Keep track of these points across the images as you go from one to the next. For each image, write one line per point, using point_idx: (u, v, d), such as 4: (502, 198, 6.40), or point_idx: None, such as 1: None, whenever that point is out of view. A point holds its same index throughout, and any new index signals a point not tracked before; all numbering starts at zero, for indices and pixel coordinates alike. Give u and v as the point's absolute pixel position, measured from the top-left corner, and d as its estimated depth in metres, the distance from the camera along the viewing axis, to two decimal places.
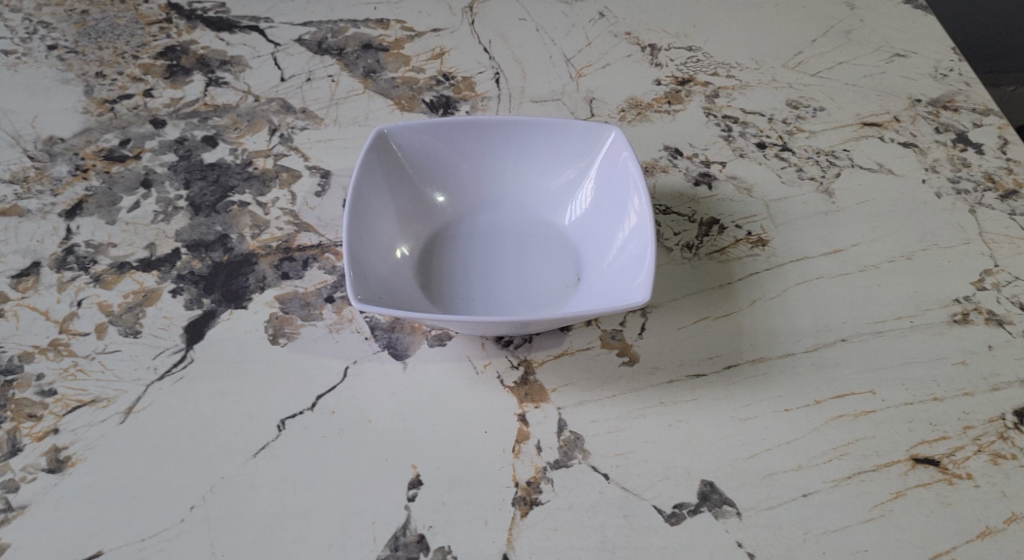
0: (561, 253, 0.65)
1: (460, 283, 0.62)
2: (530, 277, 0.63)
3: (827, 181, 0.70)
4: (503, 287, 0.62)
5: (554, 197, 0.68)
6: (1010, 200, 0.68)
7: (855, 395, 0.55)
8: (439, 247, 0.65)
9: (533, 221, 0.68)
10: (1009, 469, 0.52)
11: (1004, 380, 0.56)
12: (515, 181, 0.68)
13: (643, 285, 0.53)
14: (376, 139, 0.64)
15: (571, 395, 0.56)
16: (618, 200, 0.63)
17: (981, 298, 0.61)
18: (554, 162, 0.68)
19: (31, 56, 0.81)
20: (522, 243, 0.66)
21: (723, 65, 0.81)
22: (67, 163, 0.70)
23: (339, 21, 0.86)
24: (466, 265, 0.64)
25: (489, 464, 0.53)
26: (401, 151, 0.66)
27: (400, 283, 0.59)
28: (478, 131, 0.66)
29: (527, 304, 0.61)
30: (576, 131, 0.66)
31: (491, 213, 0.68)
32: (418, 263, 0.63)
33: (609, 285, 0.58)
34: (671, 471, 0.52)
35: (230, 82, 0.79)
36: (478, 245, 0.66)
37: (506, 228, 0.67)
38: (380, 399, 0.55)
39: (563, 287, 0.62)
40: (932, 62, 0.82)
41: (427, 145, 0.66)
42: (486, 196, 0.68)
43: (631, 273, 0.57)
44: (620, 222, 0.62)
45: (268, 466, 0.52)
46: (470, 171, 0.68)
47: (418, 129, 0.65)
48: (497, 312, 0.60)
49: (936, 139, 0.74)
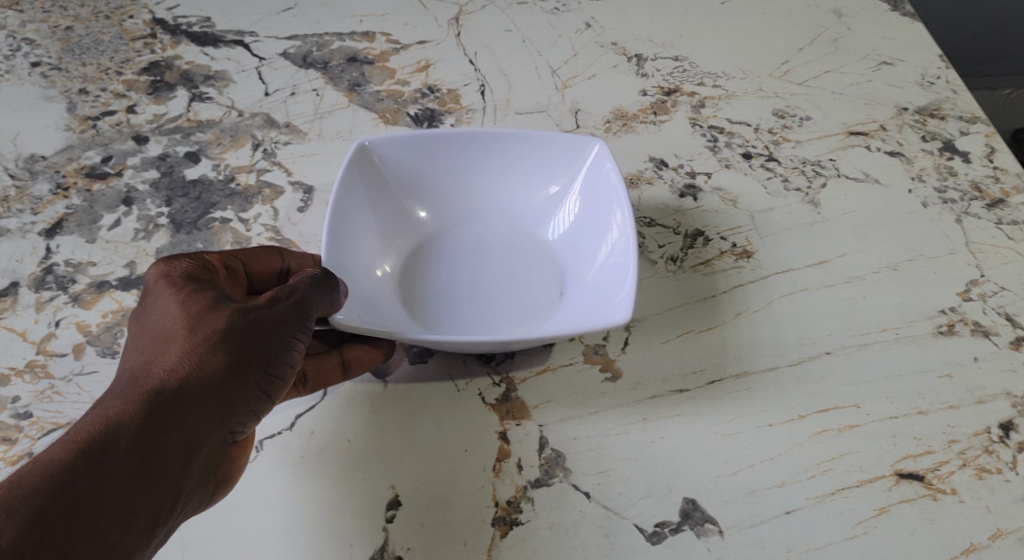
0: (547, 266, 0.64)
1: (443, 297, 0.62)
2: (514, 292, 0.62)
3: (813, 192, 0.70)
4: (486, 301, 0.62)
5: (539, 209, 0.68)
6: (997, 208, 0.68)
7: (840, 409, 0.55)
8: (424, 262, 0.65)
9: (520, 233, 0.67)
10: (994, 483, 0.52)
11: (989, 392, 0.56)
12: (500, 193, 0.68)
13: (623, 303, 0.53)
14: (357, 152, 0.64)
15: (553, 412, 0.56)
16: (603, 213, 0.62)
17: (967, 309, 0.60)
18: (539, 172, 0.67)
19: (13, 74, 0.80)
20: (508, 256, 0.65)
21: (709, 75, 0.81)
22: (48, 182, 0.70)
23: (324, 34, 0.86)
24: (451, 279, 0.63)
25: (469, 483, 0.52)
26: (383, 165, 0.65)
27: (381, 298, 0.59)
28: (460, 143, 0.66)
29: (509, 318, 0.61)
30: (561, 144, 0.66)
31: (476, 225, 0.68)
32: (401, 278, 0.63)
33: (592, 300, 0.58)
34: (653, 489, 0.52)
35: (215, 97, 0.79)
36: (464, 258, 0.65)
37: (491, 241, 0.67)
38: (361, 418, 0.55)
39: (546, 301, 0.62)
40: (919, 70, 0.82)
41: (408, 158, 0.66)
42: (471, 208, 0.68)
43: (613, 287, 0.56)
44: (605, 235, 0.61)
45: (244, 488, 0.52)
46: (455, 183, 0.68)
47: (400, 143, 0.65)
48: (479, 327, 0.60)
49: (923, 148, 0.73)
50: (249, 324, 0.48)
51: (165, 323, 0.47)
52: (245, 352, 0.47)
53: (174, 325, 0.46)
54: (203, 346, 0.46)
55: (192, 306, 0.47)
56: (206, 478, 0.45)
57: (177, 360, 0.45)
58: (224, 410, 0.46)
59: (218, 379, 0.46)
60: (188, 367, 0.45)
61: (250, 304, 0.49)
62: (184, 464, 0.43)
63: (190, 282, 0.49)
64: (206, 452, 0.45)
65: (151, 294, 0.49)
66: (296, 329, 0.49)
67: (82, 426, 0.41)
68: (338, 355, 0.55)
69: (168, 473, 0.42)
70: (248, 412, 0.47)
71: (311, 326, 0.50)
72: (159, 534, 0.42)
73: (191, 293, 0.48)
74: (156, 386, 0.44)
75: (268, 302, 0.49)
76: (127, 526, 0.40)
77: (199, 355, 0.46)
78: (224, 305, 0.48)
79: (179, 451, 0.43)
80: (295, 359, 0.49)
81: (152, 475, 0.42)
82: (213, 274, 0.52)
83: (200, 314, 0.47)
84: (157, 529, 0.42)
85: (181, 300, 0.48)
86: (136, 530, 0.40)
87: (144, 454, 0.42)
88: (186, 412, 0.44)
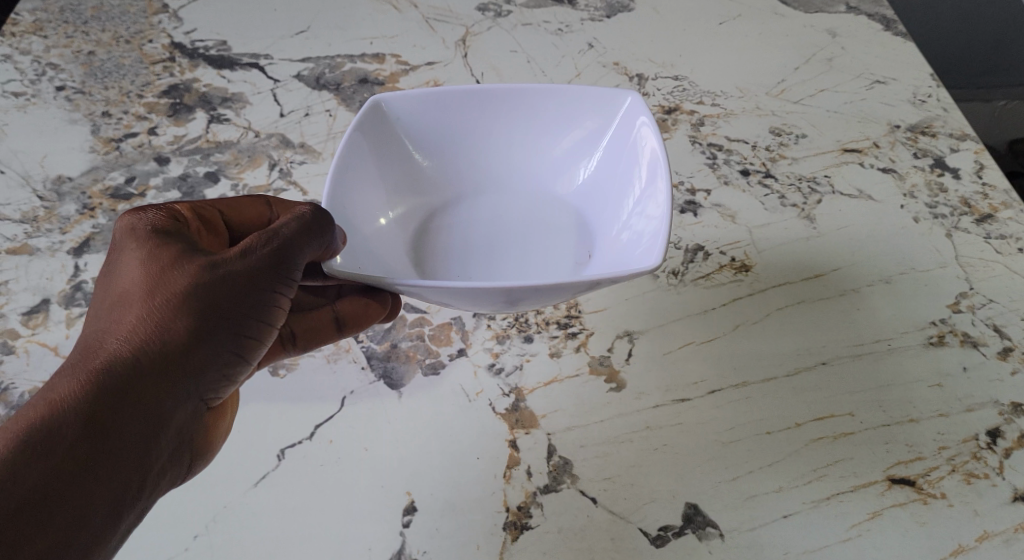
0: (559, 226, 0.68)
1: (462, 248, 0.66)
2: (528, 250, 0.66)
3: (808, 208, 0.72)
4: (505, 250, 0.65)
5: (557, 162, 0.70)
6: (986, 223, 0.70)
7: (835, 417, 0.57)
8: (436, 223, 0.68)
9: (534, 195, 0.70)
10: (982, 488, 0.54)
11: (978, 401, 0.58)
12: (515, 155, 0.71)
13: (638, 251, 0.56)
14: (371, 112, 0.67)
15: (561, 421, 0.58)
16: (621, 174, 0.65)
17: (956, 321, 0.63)
18: (555, 133, 0.70)
19: (39, 98, 0.84)
20: (523, 218, 0.69)
21: (708, 94, 0.84)
22: (75, 202, 0.73)
23: (336, 56, 0.89)
24: (466, 239, 0.67)
25: (481, 489, 0.55)
26: (397, 124, 0.68)
27: (397, 254, 0.63)
28: (476, 103, 0.69)
29: (527, 265, 0.64)
30: (577, 99, 0.68)
31: (491, 189, 0.71)
32: (414, 239, 0.67)
33: (606, 258, 0.61)
34: (656, 494, 0.54)
35: (232, 118, 0.82)
36: (478, 220, 0.69)
37: (510, 194, 0.70)
38: (377, 427, 0.58)
39: (564, 249, 0.65)
40: (911, 88, 0.84)
41: (423, 117, 0.69)
42: (491, 162, 0.71)
43: (626, 245, 0.59)
44: (622, 196, 0.64)
45: (269, 494, 0.54)
46: (471, 145, 0.71)
47: (417, 101, 0.68)
48: (497, 274, 0.64)
49: (914, 164, 0.76)
50: (220, 281, 0.48)
51: (127, 287, 0.48)
52: (211, 312, 0.48)
53: (135, 289, 0.48)
54: (165, 311, 0.47)
55: (154, 267, 0.48)
56: (176, 449, 0.47)
57: (137, 328, 0.46)
58: (194, 372, 0.47)
59: (182, 344, 0.47)
60: (149, 334, 0.46)
61: (217, 260, 0.49)
62: (150, 436, 0.45)
63: (153, 241, 0.50)
64: (174, 422, 0.47)
65: (117, 252, 0.50)
66: (268, 285, 0.50)
67: (40, 405, 0.43)
68: (330, 310, 0.58)
69: (131, 449, 0.44)
70: (216, 376, 0.49)
71: (292, 280, 0.51)
72: (129, 510, 0.44)
73: (154, 254, 0.49)
74: (115, 358, 0.45)
75: (238, 257, 0.49)
76: (92, 508, 0.42)
77: (161, 321, 0.47)
78: (187, 263, 0.49)
79: (143, 425, 0.45)
80: (276, 316, 0.51)
81: (113, 452, 0.43)
82: (181, 227, 0.52)
83: (161, 277, 0.48)
84: (127, 506, 0.44)
85: (143, 262, 0.48)
86: (103, 509, 0.42)
87: (104, 432, 0.43)
88: (148, 384, 0.45)
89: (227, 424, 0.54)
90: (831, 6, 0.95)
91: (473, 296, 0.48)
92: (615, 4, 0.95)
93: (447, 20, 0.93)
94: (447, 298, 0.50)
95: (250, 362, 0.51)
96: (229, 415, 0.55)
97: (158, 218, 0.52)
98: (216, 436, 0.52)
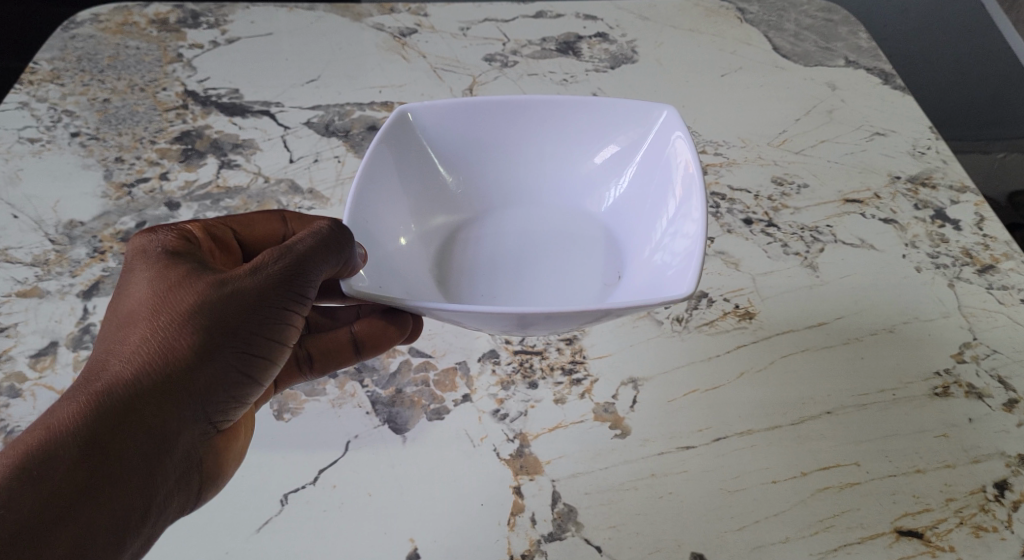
0: (586, 242, 0.69)
1: (487, 264, 0.67)
2: (554, 269, 0.66)
3: (811, 256, 0.73)
4: (532, 268, 0.66)
5: (584, 180, 0.72)
6: (987, 274, 0.71)
7: (841, 467, 0.57)
8: (460, 240, 0.69)
9: (562, 212, 0.72)
10: (991, 541, 0.53)
11: (985, 452, 0.58)
12: (544, 171, 0.73)
13: (673, 276, 0.56)
14: (400, 123, 0.69)
15: (566, 467, 0.58)
16: (650, 194, 0.67)
17: (960, 371, 0.63)
18: (584, 151, 0.72)
19: (54, 144, 0.86)
20: (550, 235, 0.70)
21: (711, 144, 0.86)
22: (86, 246, 0.74)
23: (346, 104, 0.91)
24: (492, 255, 0.68)
25: (485, 536, 0.54)
26: (425, 137, 0.70)
27: (419, 271, 0.64)
28: (507, 116, 0.71)
29: (554, 283, 0.65)
30: (609, 119, 0.70)
31: (519, 205, 0.72)
32: (437, 255, 0.68)
33: (635, 279, 0.61)
34: (661, 544, 0.54)
35: (243, 164, 0.83)
36: (503, 237, 0.70)
37: (535, 213, 0.72)
38: (381, 473, 0.57)
39: (591, 268, 0.66)
40: (910, 140, 0.86)
41: (452, 131, 0.71)
42: (518, 181, 0.73)
43: (656, 267, 0.59)
44: (652, 215, 0.65)
45: (271, 541, 0.54)
46: (500, 159, 0.72)
47: (444, 115, 0.70)
48: (524, 290, 0.65)
49: (915, 215, 0.77)
50: (227, 299, 0.48)
51: (134, 307, 0.49)
52: (218, 330, 0.48)
53: (141, 308, 0.48)
54: (170, 328, 0.47)
55: (159, 287, 0.49)
56: (182, 473, 0.48)
57: (140, 349, 0.47)
58: (200, 393, 0.47)
59: (188, 364, 0.47)
60: (154, 354, 0.47)
61: (226, 277, 0.49)
62: (152, 460, 0.45)
63: (163, 261, 0.50)
64: (179, 445, 0.47)
65: (127, 273, 0.51)
66: (279, 302, 0.50)
67: (39, 428, 0.43)
68: (348, 332, 0.59)
69: (133, 472, 0.44)
70: (223, 397, 0.49)
71: (306, 298, 0.51)
72: (131, 535, 0.44)
73: (161, 274, 0.49)
74: (118, 379, 0.45)
75: (248, 274, 0.49)
76: (94, 533, 0.42)
77: (166, 341, 0.47)
78: (196, 281, 0.49)
79: (145, 447, 0.45)
80: (288, 335, 0.51)
81: (113, 476, 0.43)
82: (191, 247, 0.53)
83: (167, 297, 0.48)
84: (129, 532, 0.44)
85: (151, 282, 0.49)
86: (103, 533, 0.43)
87: (103, 456, 0.43)
88: (151, 406, 0.46)
89: (239, 448, 0.53)
90: (830, 60, 0.97)
91: (488, 319, 0.49)
92: (618, 56, 0.98)
93: (454, 69, 0.96)
94: (463, 320, 0.51)
95: (260, 383, 0.51)
96: (244, 439, 0.55)
97: (169, 238, 0.53)
98: (228, 460, 0.52)
